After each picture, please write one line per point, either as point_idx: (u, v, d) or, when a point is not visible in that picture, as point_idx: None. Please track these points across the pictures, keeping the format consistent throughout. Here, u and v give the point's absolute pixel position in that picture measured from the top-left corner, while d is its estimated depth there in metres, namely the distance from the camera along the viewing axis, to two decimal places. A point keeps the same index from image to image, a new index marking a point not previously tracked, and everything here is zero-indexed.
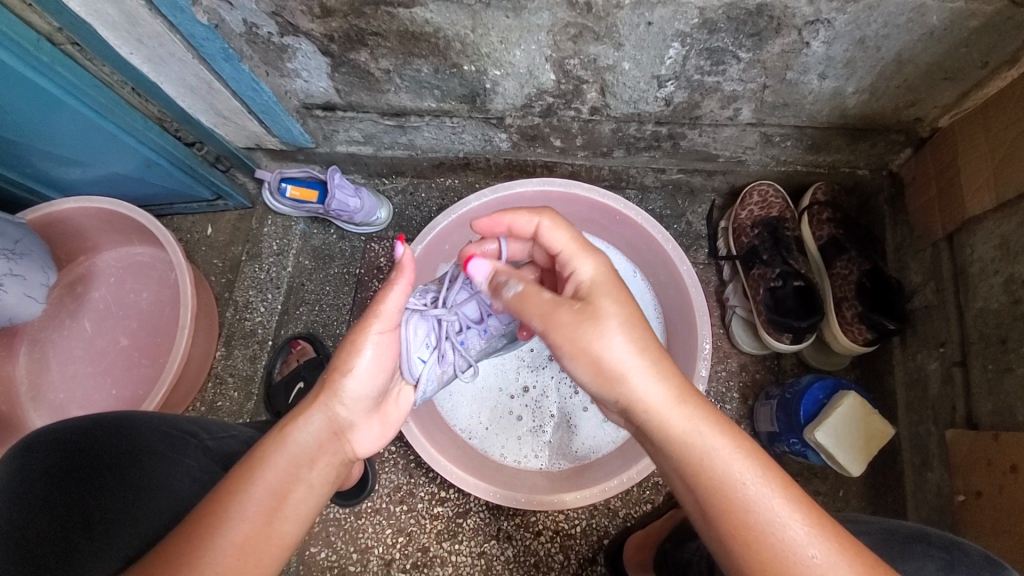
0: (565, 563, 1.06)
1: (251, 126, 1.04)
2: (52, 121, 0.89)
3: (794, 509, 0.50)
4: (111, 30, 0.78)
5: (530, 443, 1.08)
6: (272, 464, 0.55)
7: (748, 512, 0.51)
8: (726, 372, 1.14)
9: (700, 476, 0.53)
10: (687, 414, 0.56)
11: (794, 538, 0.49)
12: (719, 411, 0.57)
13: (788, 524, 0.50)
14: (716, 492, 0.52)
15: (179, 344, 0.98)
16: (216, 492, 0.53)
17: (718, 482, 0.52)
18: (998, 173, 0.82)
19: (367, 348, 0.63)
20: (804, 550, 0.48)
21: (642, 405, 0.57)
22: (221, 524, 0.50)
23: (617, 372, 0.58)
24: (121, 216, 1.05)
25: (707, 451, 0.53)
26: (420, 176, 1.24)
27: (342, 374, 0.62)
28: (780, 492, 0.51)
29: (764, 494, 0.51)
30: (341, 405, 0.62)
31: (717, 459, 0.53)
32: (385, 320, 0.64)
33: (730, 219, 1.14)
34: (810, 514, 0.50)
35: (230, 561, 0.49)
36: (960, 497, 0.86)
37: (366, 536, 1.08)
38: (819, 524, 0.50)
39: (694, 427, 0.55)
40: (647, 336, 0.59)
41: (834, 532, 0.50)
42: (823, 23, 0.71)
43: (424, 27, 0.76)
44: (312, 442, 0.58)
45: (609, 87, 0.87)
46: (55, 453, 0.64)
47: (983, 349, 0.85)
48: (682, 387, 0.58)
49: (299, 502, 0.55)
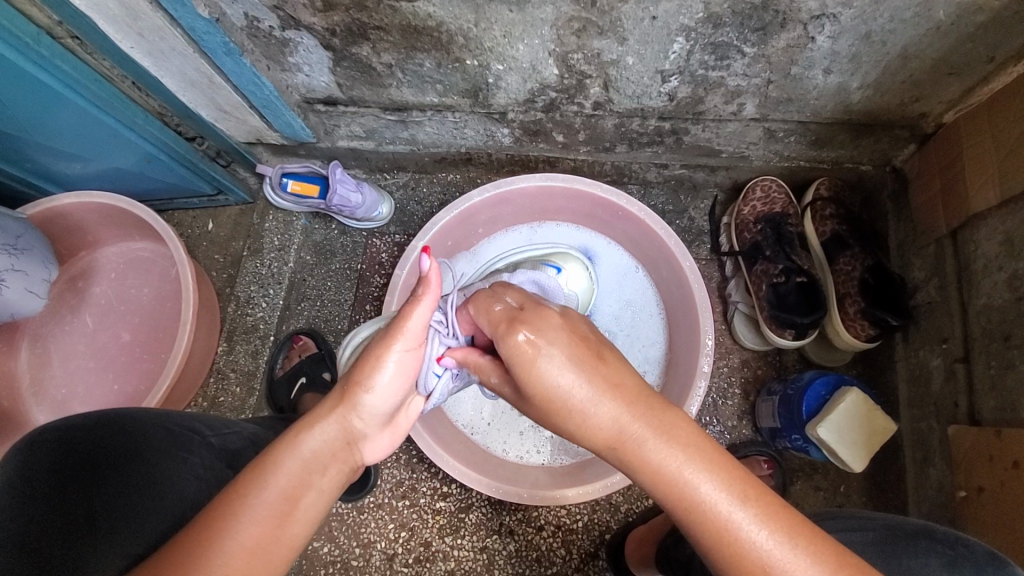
0: (567, 558, 1.07)
1: (252, 121, 1.04)
2: (53, 116, 0.88)
3: (750, 509, 0.47)
4: (113, 24, 0.78)
5: (531, 438, 1.08)
6: (283, 469, 0.55)
7: (705, 520, 0.48)
8: (728, 367, 1.14)
9: (658, 485, 0.50)
10: (640, 425, 0.51)
11: (755, 541, 0.46)
12: (672, 411, 0.52)
13: (747, 526, 0.47)
14: (674, 500, 0.49)
15: (182, 339, 0.98)
16: (224, 494, 0.52)
17: (679, 493, 0.49)
18: (1003, 169, 0.82)
19: (388, 364, 0.60)
20: (765, 555, 0.46)
21: (594, 427, 0.52)
22: (230, 527, 0.50)
23: (561, 401, 0.53)
24: (121, 211, 1.05)
25: (663, 463, 0.49)
26: (421, 171, 1.23)
27: (363, 389, 0.60)
28: (738, 496, 0.48)
29: (718, 499, 0.48)
30: (357, 418, 0.60)
31: (670, 469, 0.49)
32: (411, 338, 0.61)
33: (733, 214, 1.14)
34: (769, 511, 0.48)
35: (240, 563, 0.50)
36: (962, 492, 0.87)
37: (369, 531, 1.09)
38: (778, 521, 0.47)
39: (647, 436, 0.50)
40: (590, 361, 0.53)
41: (792, 528, 0.47)
42: (829, 17, 0.71)
43: (426, 21, 0.76)
44: (324, 449, 0.58)
45: (612, 82, 0.87)
46: (59, 451, 0.63)
47: (986, 346, 0.85)
48: (637, 394, 0.52)
49: (310, 504, 0.55)
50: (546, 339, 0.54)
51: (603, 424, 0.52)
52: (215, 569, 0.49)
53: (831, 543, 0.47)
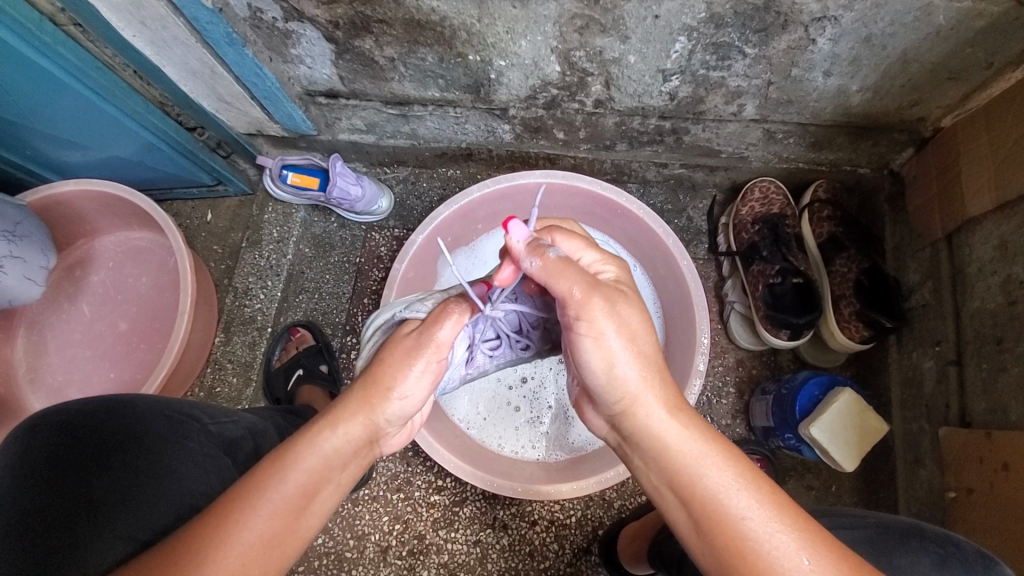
0: (559, 552, 1.08)
1: (253, 112, 1.03)
2: (55, 103, 0.88)
3: (783, 518, 0.50)
4: (115, 12, 0.78)
5: (527, 434, 1.09)
6: (302, 466, 0.54)
7: (739, 523, 0.50)
8: (723, 366, 1.15)
9: (689, 485, 0.53)
10: (680, 425, 0.56)
11: (784, 548, 0.48)
12: (707, 422, 0.57)
13: (777, 538, 0.49)
14: (709, 504, 0.51)
15: (179, 328, 0.99)
16: (242, 485, 0.52)
17: (708, 492, 0.52)
18: (999, 174, 0.83)
19: (416, 368, 0.59)
20: (791, 559, 0.48)
21: (640, 416, 0.56)
22: (246, 519, 0.50)
23: (619, 382, 0.56)
24: (120, 199, 1.05)
25: (696, 461, 0.53)
26: (421, 166, 1.23)
27: (391, 393, 0.58)
28: (769, 505, 0.51)
29: (753, 503, 0.51)
30: (383, 419, 0.59)
31: (712, 472, 0.53)
32: (440, 348, 0.61)
33: (731, 214, 1.14)
34: (801, 527, 0.50)
35: (256, 554, 0.50)
36: (952, 493, 0.88)
37: (364, 523, 1.09)
38: (808, 536, 0.49)
39: (683, 436, 0.55)
40: (652, 351, 0.57)
41: (818, 541, 0.49)
42: (830, 20, 0.71)
43: (429, 16, 0.76)
44: (347, 449, 0.57)
45: (614, 80, 0.87)
46: (60, 438, 0.64)
47: (979, 348, 0.86)
48: (679, 404, 0.57)
49: (325, 499, 0.56)
50: (608, 295, 0.56)
51: (650, 422, 0.56)
52: (230, 559, 0.49)
53: (854, 561, 0.49)
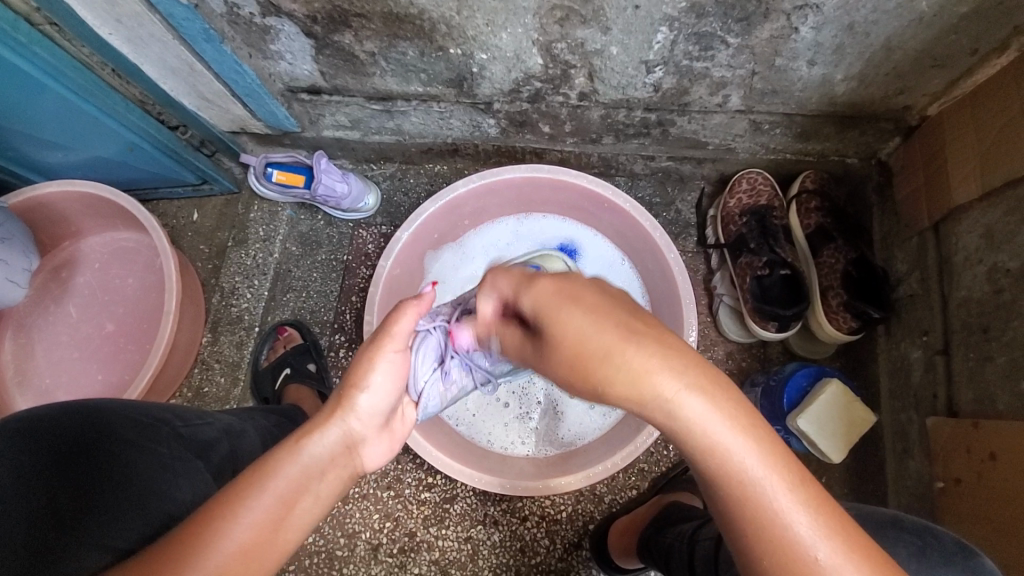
0: (550, 547, 1.07)
1: (235, 109, 1.03)
2: (35, 104, 0.88)
3: (804, 501, 0.43)
4: (90, 10, 0.77)
5: (516, 429, 1.08)
6: (284, 472, 0.53)
7: (758, 504, 0.43)
8: (712, 359, 1.14)
9: (709, 459, 0.44)
10: (702, 397, 0.43)
11: (800, 532, 0.43)
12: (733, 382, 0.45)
13: (795, 518, 0.43)
14: (725, 478, 0.44)
15: (164, 332, 0.98)
16: (224, 491, 0.51)
17: (721, 467, 0.44)
18: (986, 162, 0.82)
19: (379, 368, 0.62)
20: (808, 550, 0.42)
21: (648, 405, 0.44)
22: (225, 527, 0.48)
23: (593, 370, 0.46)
24: (101, 199, 1.04)
25: (714, 438, 0.43)
26: (408, 162, 1.22)
27: (357, 389, 0.60)
28: (792, 482, 0.44)
29: (776, 487, 0.43)
30: (356, 419, 0.60)
31: (733, 452, 0.43)
32: (398, 340, 0.63)
33: (719, 206, 1.14)
34: (822, 505, 0.44)
35: (234, 564, 0.48)
36: (940, 483, 0.87)
37: (354, 521, 1.09)
38: (829, 518, 0.43)
39: (703, 413, 0.43)
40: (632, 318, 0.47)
41: (837, 525, 0.43)
42: (811, 8, 0.71)
43: (408, 9, 0.75)
44: (324, 454, 0.56)
45: (597, 72, 0.87)
46: (19, 440, 0.61)
47: (965, 338, 0.86)
48: (703, 370, 0.44)
49: (304, 512, 0.53)
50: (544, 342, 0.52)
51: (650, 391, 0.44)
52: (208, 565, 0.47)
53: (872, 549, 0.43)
